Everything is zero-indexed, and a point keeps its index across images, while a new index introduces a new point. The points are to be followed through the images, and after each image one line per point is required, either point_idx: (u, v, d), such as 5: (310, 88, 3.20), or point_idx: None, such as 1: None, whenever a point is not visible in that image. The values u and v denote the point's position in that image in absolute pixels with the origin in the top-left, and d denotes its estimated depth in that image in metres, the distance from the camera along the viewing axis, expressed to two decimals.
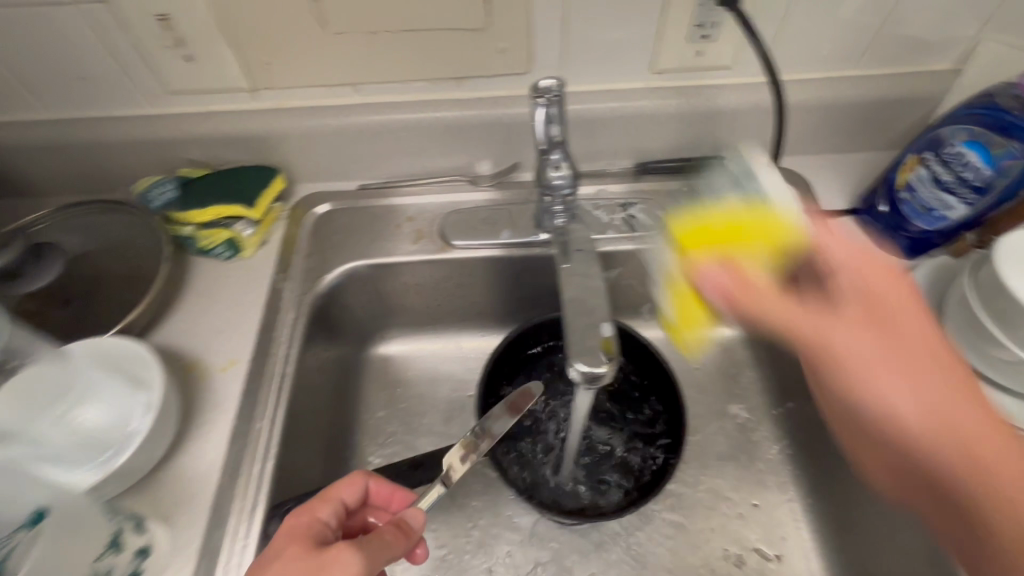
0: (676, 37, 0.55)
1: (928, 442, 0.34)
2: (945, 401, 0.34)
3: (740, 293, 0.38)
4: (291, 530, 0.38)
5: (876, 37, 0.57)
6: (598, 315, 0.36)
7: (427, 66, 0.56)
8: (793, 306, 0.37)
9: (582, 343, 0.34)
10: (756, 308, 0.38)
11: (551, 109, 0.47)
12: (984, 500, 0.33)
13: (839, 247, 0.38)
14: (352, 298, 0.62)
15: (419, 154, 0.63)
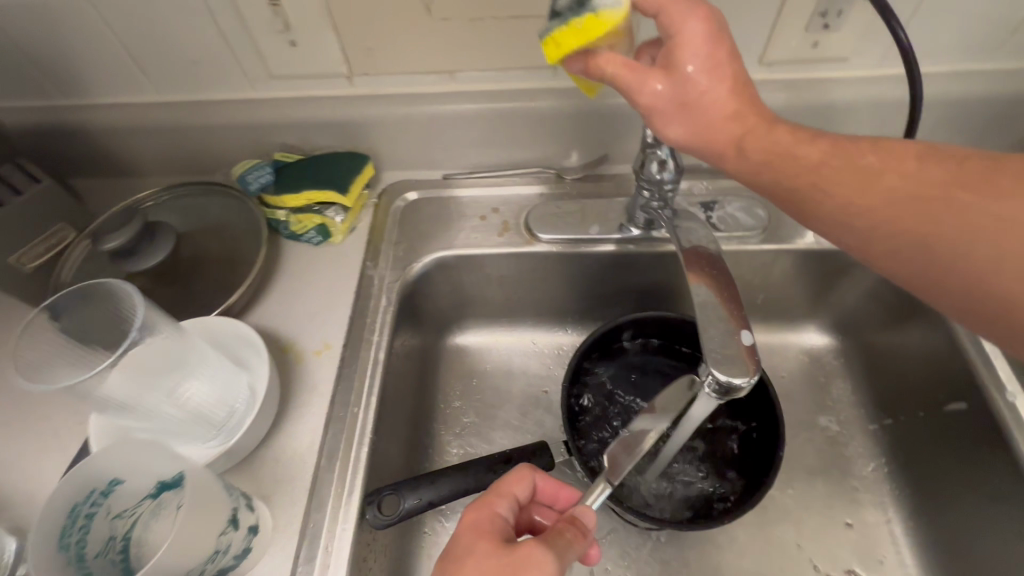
0: (795, 26, 0.51)
1: (885, 202, 0.38)
2: (903, 184, 0.37)
3: (637, 88, 0.38)
4: (473, 525, 0.40)
5: (1017, 29, 0.52)
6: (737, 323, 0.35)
7: (526, 54, 0.55)
8: (646, 84, 0.37)
9: (722, 352, 0.33)
10: (602, 68, 0.37)
11: None
12: (942, 254, 0.36)
13: (691, 33, 0.36)
14: (435, 288, 0.62)
15: (508, 144, 0.62)
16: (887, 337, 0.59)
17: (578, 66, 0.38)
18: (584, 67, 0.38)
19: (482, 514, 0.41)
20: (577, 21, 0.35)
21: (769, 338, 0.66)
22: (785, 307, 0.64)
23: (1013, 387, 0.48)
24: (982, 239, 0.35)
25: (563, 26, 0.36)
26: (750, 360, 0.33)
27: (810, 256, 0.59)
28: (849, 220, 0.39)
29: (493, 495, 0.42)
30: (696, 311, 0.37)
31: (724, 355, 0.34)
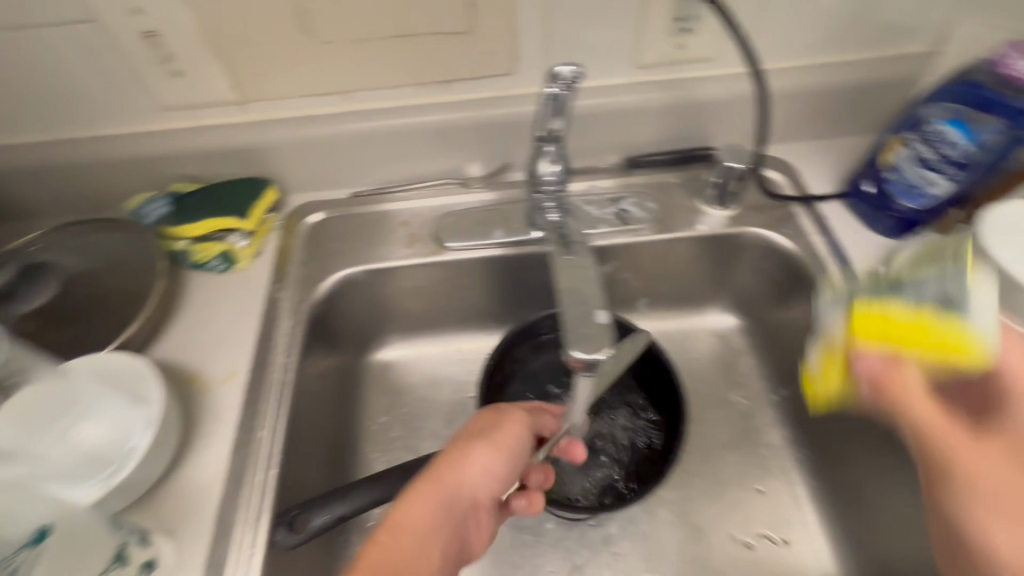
0: (658, 30, 0.55)
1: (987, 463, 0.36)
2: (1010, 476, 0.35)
3: (892, 380, 0.39)
4: (458, 461, 0.41)
5: (854, 22, 0.58)
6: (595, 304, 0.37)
7: (415, 71, 0.57)
8: (901, 376, 0.38)
9: (579, 332, 0.35)
10: (897, 383, 0.38)
11: (561, 95, 0.45)
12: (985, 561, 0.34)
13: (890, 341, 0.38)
14: (349, 305, 0.62)
15: (411, 159, 0.64)
16: (779, 313, 0.63)
17: (878, 363, 0.39)
18: (888, 367, 0.39)
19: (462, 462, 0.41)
20: (942, 325, 0.36)
21: (680, 324, 0.70)
22: (690, 293, 0.68)
23: None
24: (1000, 515, 0.34)
25: (918, 314, 0.37)
26: (608, 335, 0.35)
27: (702, 243, 0.62)
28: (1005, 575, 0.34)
29: (482, 442, 0.42)
30: (558, 297, 0.39)
31: (582, 335, 0.36)
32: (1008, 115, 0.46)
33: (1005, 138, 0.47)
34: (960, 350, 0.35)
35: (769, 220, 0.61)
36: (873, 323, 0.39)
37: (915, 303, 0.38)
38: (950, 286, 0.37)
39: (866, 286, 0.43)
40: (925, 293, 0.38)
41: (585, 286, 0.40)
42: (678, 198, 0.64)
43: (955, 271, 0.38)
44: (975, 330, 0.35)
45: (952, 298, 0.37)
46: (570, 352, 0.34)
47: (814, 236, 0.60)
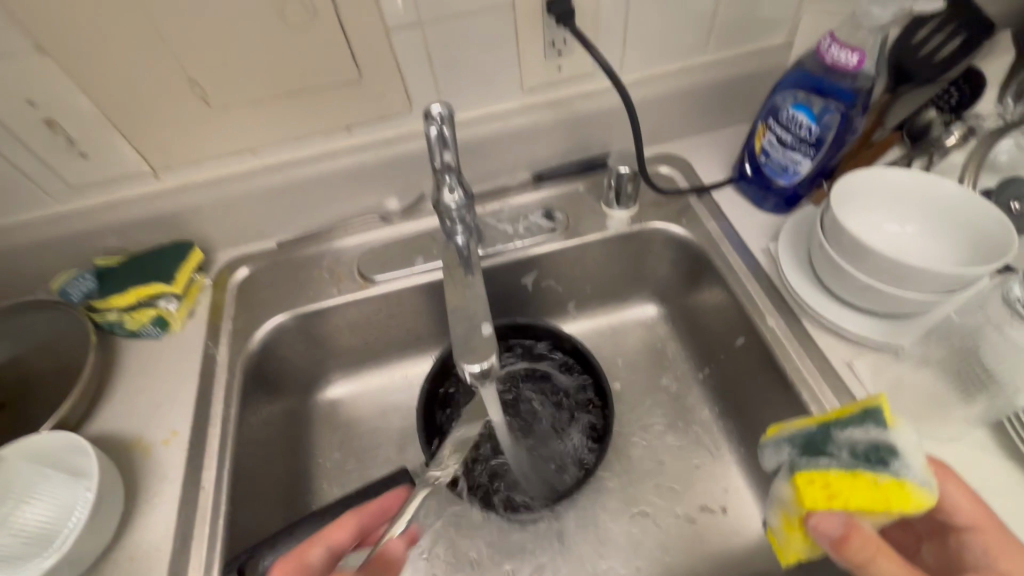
0: (534, 56, 0.60)
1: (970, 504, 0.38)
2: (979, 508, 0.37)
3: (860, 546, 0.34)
4: None
5: (712, 26, 0.64)
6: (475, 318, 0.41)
7: (316, 121, 0.60)
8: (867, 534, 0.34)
9: None
10: (861, 542, 0.34)
11: (443, 131, 0.49)
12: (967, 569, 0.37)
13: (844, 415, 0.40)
14: (287, 349, 0.65)
15: (330, 202, 0.67)
16: (692, 297, 0.68)
17: (837, 526, 0.34)
18: (848, 526, 0.34)
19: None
20: (882, 477, 0.35)
21: (609, 321, 0.74)
22: (613, 290, 0.72)
23: (771, 313, 0.56)
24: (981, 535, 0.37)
25: (852, 472, 0.36)
26: None
27: (612, 242, 0.67)
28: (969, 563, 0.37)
29: None
30: None
31: None
32: (840, 96, 0.52)
33: (844, 117, 0.53)
34: (903, 501, 0.34)
35: (668, 213, 0.66)
36: (826, 496, 0.36)
37: (848, 463, 0.37)
38: (876, 434, 0.37)
39: (795, 441, 0.41)
40: (855, 450, 0.37)
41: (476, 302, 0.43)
42: (586, 204, 0.69)
43: (875, 417, 0.38)
44: (903, 477, 0.35)
45: (881, 443, 0.36)
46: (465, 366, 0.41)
47: (709, 222, 0.65)
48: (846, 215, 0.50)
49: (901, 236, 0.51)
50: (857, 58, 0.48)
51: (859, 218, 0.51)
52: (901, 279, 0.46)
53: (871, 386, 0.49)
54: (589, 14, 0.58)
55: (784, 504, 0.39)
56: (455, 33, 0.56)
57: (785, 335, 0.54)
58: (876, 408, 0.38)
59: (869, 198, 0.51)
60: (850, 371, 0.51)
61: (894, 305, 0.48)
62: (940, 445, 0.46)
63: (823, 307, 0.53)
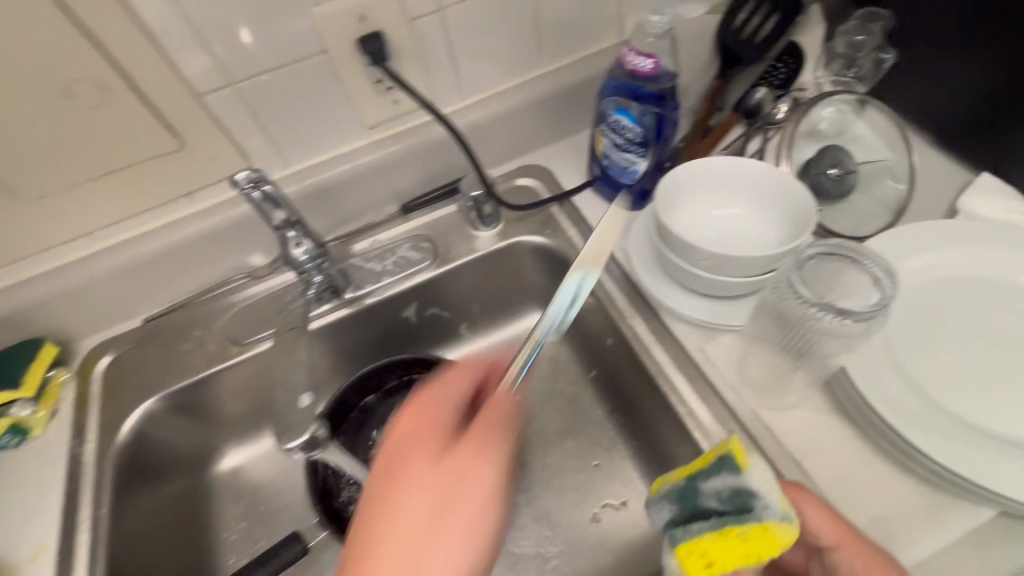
0: (365, 95, 0.60)
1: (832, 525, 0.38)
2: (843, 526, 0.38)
3: None
4: None
5: (541, 37, 0.65)
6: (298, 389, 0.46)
7: (149, 194, 0.58)
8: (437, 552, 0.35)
9: None
10: None
11: (264, 190, 0.49)
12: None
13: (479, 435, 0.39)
14: (167, 429, 0.62)
15: (188, 272, 0.64)
16: None
17: None
18: None
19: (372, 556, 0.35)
20: (745, 526, 0.35)
21: (502, 336, 0.75)
22: (499, 306, 0.73)
23: (630, 311, 0.58)
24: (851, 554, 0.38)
25: (720, 532, 0.36)
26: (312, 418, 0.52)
27: (483, 262, 0.68)
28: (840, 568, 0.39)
29: None
30: None
31: None
32: (651, 99, 0.54)
33: (660, 117, 0.55)
34: (769, 547, 0.35)
35: (532, 225, 0.67)
36: (705, 565, 0.36)
37: (716, 519, 0.37)
38: (733, 481, 0.37)
39: (670, 498, 0.41)
40: (721, 500, 0.38)
41: None
42: (454, 228, 0.69)
43: (730, 462, 0.38)
44: (765, 519, 0.35)
45: (740, 490, 0.36)
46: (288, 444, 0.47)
47: (571, 229, 0.66)
48: (672, 212, 0.53)
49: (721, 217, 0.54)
50: (650, 63, 0.49)
51: (688, 210, 0.54)
52: (724, 263, 0.49)
53: (722, 366, 0.52)
54: (410, 47, 0.58)
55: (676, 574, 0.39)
56: (274, 86, 0.55)
57: (643, 331, 0.57)
58: (728, 452, 0.39)
59: (693, 189, 0.54)
60: (703, 355, 0.53)
61: (727, 287, 0.51)
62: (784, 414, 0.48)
63: (673, 298, 0.55)
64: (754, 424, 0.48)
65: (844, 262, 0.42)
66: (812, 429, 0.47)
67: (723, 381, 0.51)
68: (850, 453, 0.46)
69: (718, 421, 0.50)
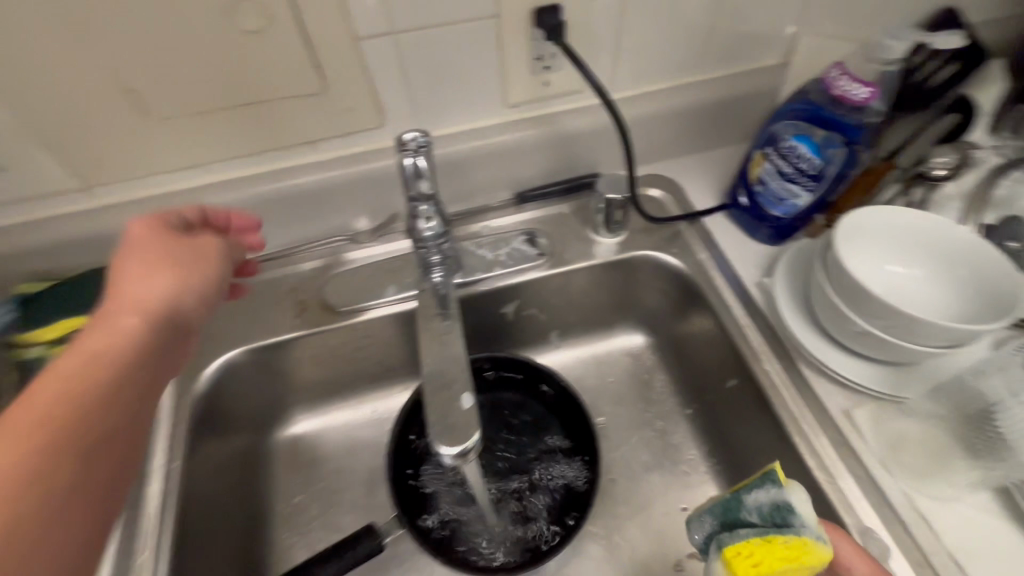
0: (519, 70, 0.55)
1: None
2: None
3: None
4: None
5: (709, 41, 0.60)
6: (456, 390, 0.39)
7: (271, 137, 0.54)
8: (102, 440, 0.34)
9: (443, 424, 0.37)
10: None
11: (420, 162, 0.44)
12: None
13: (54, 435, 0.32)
14: (240, 389, 0.58)
15: (293, 224, 0.60)
16: (681, 327, 0.65)
17: None
18: None
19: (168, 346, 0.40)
20: (787, 537, 0.35)
21: (595, 349, 0.70)
22: (598, 318, 0.69)
23: (766, 356, 0.53)
24: None
25: (766, 538, 0.35)
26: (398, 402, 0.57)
27: (598, 271, 0.63)
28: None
29: None
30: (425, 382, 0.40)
31: (447, 424, 0.37)
32: (844, 129, 0.49)
33: (846, 153, 0.50)
34: (805, 557, 0.34)
35: (657, 241, 0.63)
36: (753, 568, 0.34)
37: (760, 529, 0.36)
38: (775, 494, 0.37)
39: (713, 510, 0.40)
40: (762, 515, 0.37)
41: (453, 368, 0.41)
42: (573, 229, 0.65)
43: (771, 476, 0.38)
44: (804, 535, 0.35)
45: (780, 505, 0.36)
46: (439, 451, 0.35)
47: (701, 252, 0.62)
48: (850, 251, 0.48)
49: (918, 282, 0.48)
50: (868, 92, 0.45)
51: (862, 254, 0.48)
52: (902, 329, 0.45)
53: (872, 438, 0.47)
54: (579, 31, 0.54)
55: None
56: (432, 42, 0.51)
57: (781, 381, 0.52)
58: (774, 467, 0.38)
59: (874, 240, 0.49)
60: (849, 422, 0.48)
61: (892, 354, 0.47)
62: (943, 506, 0.43)
63: (825, 355, 0.50)
64: (908, 512, 0.43)
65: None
66: (990, 546, 0.41)
67: (872, 459, 0.46)
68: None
69: (868, 502, 0.45)
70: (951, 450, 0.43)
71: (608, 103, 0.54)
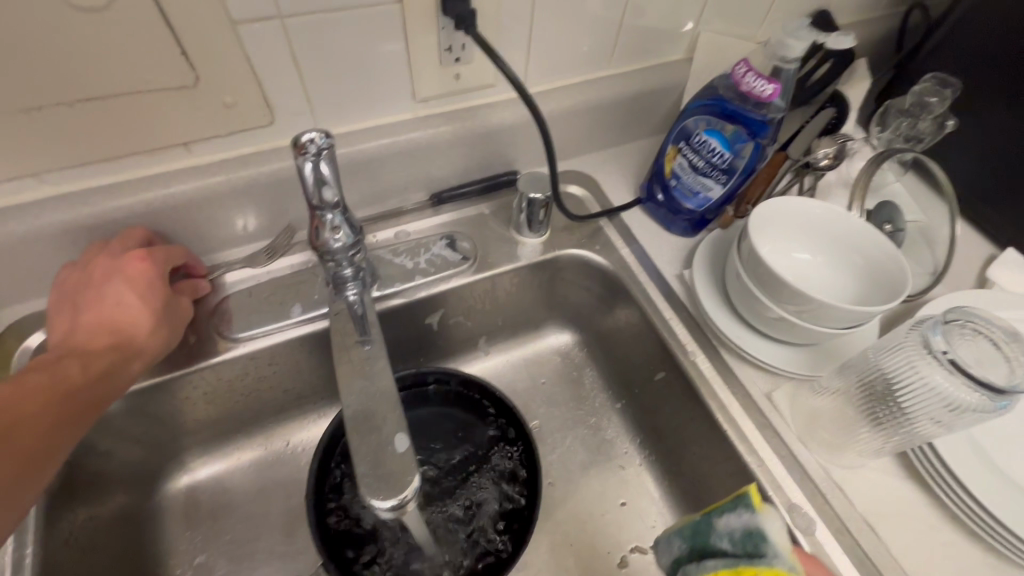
0: (427, 62, 0.51)
1: None
2: None
3: None
4: None
5: (618, 35, 0.60)
6: (388, 432, 0.36)
7: (128, 138, 0.44)
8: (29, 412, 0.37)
9: (374, 475, 0.34)
10: None
11: (322, 167, 0.38)
12: None
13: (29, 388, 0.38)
14: (114, 441, 0.49)
15: (167, 240, 0.51)
16: (607, 323, 0.65)
17: None
18: None
19: (107, 399, 0.41)
20: (759, 570, 0.33)
21: (523, 351, 0.69)
22: (525, 320, 0.67)
23: (693, 346, 0.55)
24: None
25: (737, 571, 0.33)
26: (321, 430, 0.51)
27: (524, 272, 0.61)
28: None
29: None
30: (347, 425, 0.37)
31: (379, 473, 0.34)
32: (750, 124, 0.51)
33: (753, 147, 0.52)
34: None
35: (580, 238, 0.62)
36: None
37: (730, 557, 0.34)
38: (747, 522, 0.34)
39: (683, 532, 0.39)
40: (733, 541, 0.35)
41: (380, 407, 0.38)
42: (494, 230, 0.62)
43: (744, 500, 0.35)
44: (777, 569, 0.32)
45: (751, 533, 0.34)
46: (375, 505, 0.33)
47: (622, 247, 0.62)
48: (762, 240, 0.50)
49: (820, 269, 0.51)
50: (772, 88, 0.47)
51: (771, 244, 0.51)
52: (811, 314, 0.47)
53: (790, 417, 0.50)
54: (490, 20, 0.50)
55: None
56: (326, 28, 0.45)
57: (709, 371, 0.53)
58: (748, 490, 0.35)
59: (782, 230, 0.52)
60: (769, 403, 0.51)
61: (803, 337, 0.50)
62: (852, 473, 0.47)
63: (744, 341, 0.53)
64: (826, 484, 0.47)
65: (923, 351, 0.40)
66: (889, 499, 0.46)
67: (790, 435, 0.49)
68: (920, 518, 0.45)
69: (793, 478, 0.47)
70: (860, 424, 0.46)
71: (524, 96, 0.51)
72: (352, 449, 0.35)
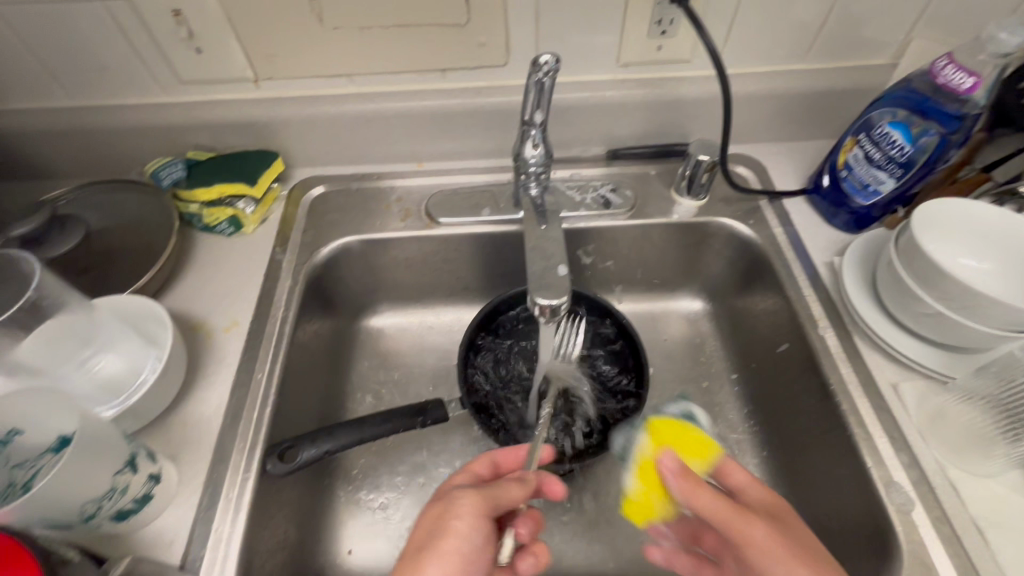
0: (638, 32, 0.61)
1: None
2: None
3: (688, 479, 0.41)
4: None
5: (819, 32, 0.63)
6: (553, 260, 0.45)
7: (411, 59, 0.62)
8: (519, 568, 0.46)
9: (541, 281, 0.43)
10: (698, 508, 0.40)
11: (543, 80, 0.50)
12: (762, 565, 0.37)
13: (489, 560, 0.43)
14: (345, 273, 0.68)
15: (409, 141, 0.69)
16: (741, 298, 0.69)
17: (677, 463, 0.42)
18: (685, 468, 0.41)
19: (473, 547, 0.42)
20: (695, 429, 0.48)
21: (653, 307, 0.75)
22: (663, 279, 0.74)
23: (824, 323, 0.56)
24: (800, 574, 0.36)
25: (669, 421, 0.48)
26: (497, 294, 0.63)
27: (674, 229, 0.68)
28: (759, 575, 0.38)
29: None
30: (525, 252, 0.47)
31: (543, 284, 0.43)
32: (941, 119, 0.51)
33: (942, 143, 0.52)
34: (705, 446, 0.46)
35: (736, 211, 0.67)
36: (667, 438, 0.47)
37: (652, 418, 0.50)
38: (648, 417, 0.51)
39: (635, 423, 0.51)
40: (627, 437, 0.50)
41: (552, 245, 0.47)
42: (655, 188, 0.70)
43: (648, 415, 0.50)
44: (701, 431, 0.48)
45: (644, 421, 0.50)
46: (535, 300, 0.42)
47: (776, 226, 0.65)
48: (926, 234, 0.50)
49: (987, 276, 0.50)
50: (972, 81, 0.49)
51: (936, 241, 0.51)
52: (966, 310, 0.46)
53: (913, 411, 0.50)
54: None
55: (642, 449, 0.47)
56: None
57: (835, 348, 0.55)
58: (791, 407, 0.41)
59: (950, 229, 0.51)
60: (894, 392, 0.51)
61: (951, 336, 0.49)
62: (974, 478, 0.46)
63: (881, 330, 0.53)
64: (937, 478, 0.46)
65: None
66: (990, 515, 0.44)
67: (909, 427, 0.49)
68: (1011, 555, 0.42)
69: (901, 460, 0.47)
70: (996, 430, 0.45)
71: (719, 68, 0.58)
72: (527, 266, 0.45)
